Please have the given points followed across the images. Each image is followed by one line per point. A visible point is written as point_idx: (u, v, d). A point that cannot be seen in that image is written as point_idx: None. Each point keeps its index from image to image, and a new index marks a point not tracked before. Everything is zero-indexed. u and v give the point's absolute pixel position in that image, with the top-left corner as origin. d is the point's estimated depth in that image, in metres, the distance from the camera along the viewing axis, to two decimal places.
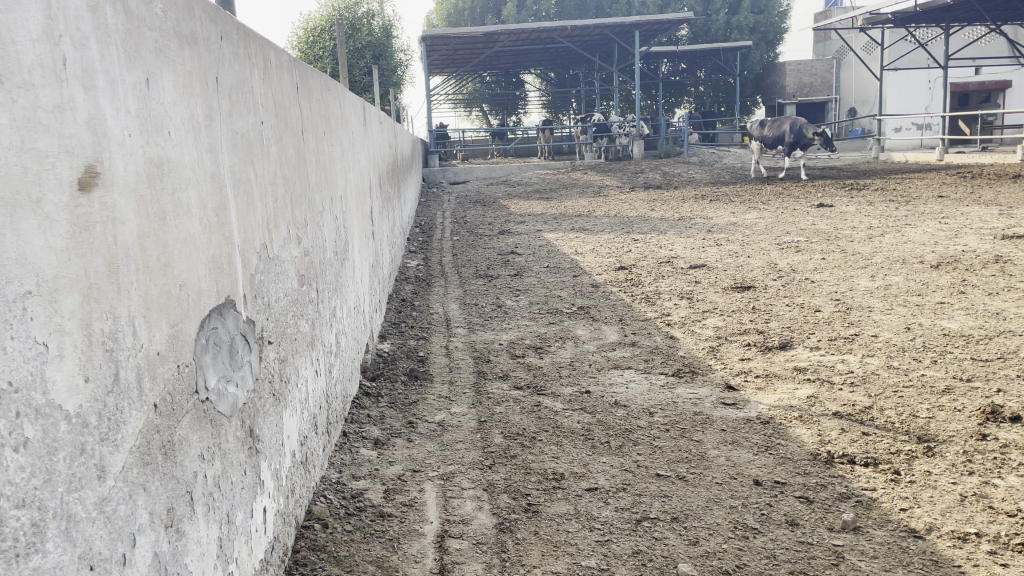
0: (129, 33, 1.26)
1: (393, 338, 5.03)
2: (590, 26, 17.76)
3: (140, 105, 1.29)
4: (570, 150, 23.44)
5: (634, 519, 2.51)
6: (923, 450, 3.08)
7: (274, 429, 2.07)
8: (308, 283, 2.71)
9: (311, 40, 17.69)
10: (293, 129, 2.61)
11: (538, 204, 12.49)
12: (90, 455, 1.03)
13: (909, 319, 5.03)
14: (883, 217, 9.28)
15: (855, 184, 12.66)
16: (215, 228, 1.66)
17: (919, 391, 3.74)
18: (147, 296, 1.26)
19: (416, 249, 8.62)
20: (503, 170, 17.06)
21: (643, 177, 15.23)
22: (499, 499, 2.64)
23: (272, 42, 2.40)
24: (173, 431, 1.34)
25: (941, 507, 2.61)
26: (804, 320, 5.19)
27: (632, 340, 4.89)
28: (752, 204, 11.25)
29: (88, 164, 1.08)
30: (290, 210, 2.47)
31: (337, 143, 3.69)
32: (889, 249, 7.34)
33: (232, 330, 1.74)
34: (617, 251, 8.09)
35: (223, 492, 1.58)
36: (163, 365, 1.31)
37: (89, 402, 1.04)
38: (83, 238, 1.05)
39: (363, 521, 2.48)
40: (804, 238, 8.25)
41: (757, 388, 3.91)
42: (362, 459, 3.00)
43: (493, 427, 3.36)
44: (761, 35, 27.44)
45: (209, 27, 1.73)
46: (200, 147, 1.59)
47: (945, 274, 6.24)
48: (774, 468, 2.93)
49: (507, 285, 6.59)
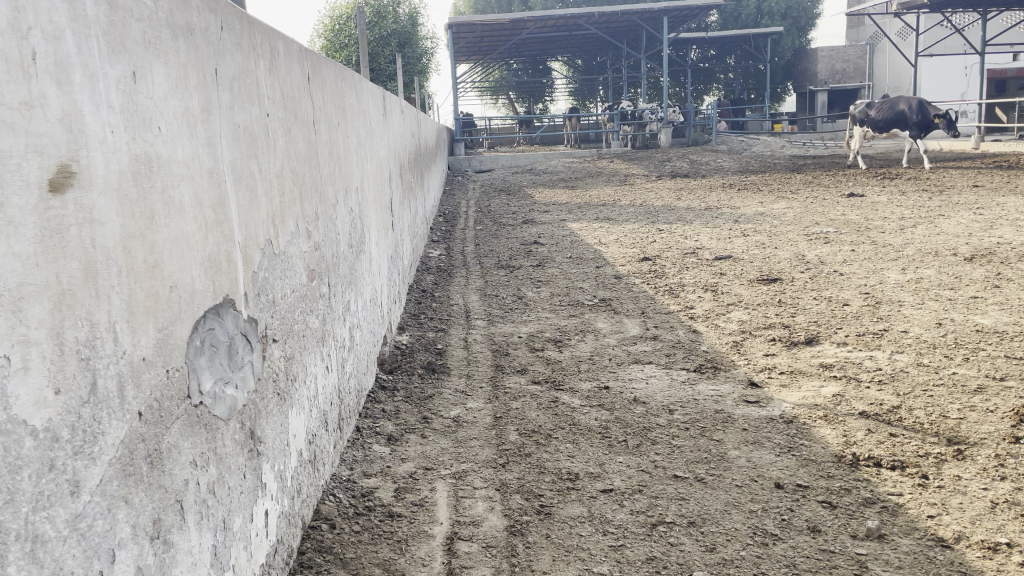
0: (112, 25, 1.20)
1: (412, 330, 4.98)
2: (619, 13, 17.51)
3: (125, 100, 1.23)
4: (597, 138, 23.27)
5: (650, 523, 2.44)
6: (953, 453, 2.97)
7: (279, 430, 2.03)
8: (319, 277, 2.66)
9: (337, 28, 17.68)
10: (302, 120, 2.54)
11: (562, 193, 12.39)
12: (62, 470, 0.99)
13: (942, 315, 4.88)
14: (915, 208, 9.06)
15: (887, 173, 12.39)
16: (212, 226, 1.61)
17: (949, 390, 3.62)
18: (131, 298, 1.21)
19: (439, 239, 8.57)
20: (529, 159, 16.94)
21: (670, 166, 15.05)
22: (512, 500, 2.58)
23: (280, 31, 2.34)
24: (161, 439, 1.29)
25: (970, 514, 2.51)
26: (832, 314, 5.06)
27: (654, 334, 4.80)
28: (781, 194, 11.05)
29: (61, 163, 1.03)
30: (299, 203, 2.42)
31: (353, 133, 3.62)
32: (921, 241, 7.15)
33: (231, 331, 1.70)
34: (641, 242, 7.98)
35: (218, 499, 1.54)
36: (150, 372, 1.26)
37: (60, 415, 0.99)
38: (55, 241, 1.01)
39: (371, 521, 2.44)
40: (834, 228, 8.08)
41: (781, 386, 3.80)
42: (375, 456, 2.96)
43: (508, 424, 3.30)
44: (793, 21, 27.04)
45: (208, 17, 1.67)
46: (195, 142, 1.54)
47: (979, 267, 6.06)
48: (797, 470, 2.84)
49: (529, 276, 6.51)
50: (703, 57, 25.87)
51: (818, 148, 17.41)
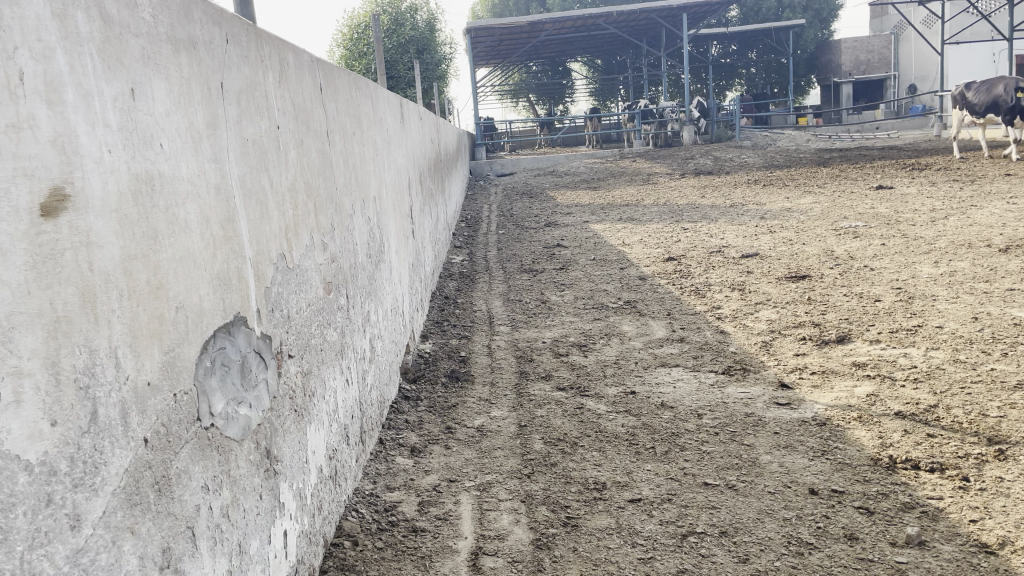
0: (107, 41, 1.17)
1: (435, 338, 4.94)
2: (637, 11, 17.38)
3: (122, 117, 1.19)
4: (619, 137, 23.14)
5: (680, 534, 2.37)
6: (994, 453, 2.86)
7: (297, 447, 2.00)
8: (337, 289, 2.63)
9: (356, 37, 17.78)
10: (316, 131, 2.52)
11: (586, 194, 12.33)
12: (60, 504, 0.96)
13: (977, 309, 4.75)
14: (946, 199, 8.88)
15: (917, 164, 12.17)
16: (221, 243, 1.57)
17: (988, 387, 3.51)
18: (134, 322, 1.17)
19: (462, 245, 8.54)
20: (552, 160, 16.85)
21: (693, 163, 14.91)
22: (538, 512, 2.53)
23: (289, 42, 2.31)
24: (169, 465, 1.25)
25: (1015, 518, 2.40)
26: (864, 310, 4.95)
27: (681, 336, 4.71)
28: (807, 188, 10.90)
29: (54, 186, 1.00)
30: (314, 215, 2.39)
31: (370, 141, 3.59)
32: (954, 234, 6.98)
33: (243, 348, 1.66)
34: (666, 242, 7.87)
35: (233, 522, 1.50)
36: (155, 397, 1.22)
37: (58, 447, 0.96)
38: (48, 267, 0.98)
39: (394, 537, 2.40)
40: (863, 222, 7.92)
41: (813, 387, 3.71)
42: (398, 468, 2.92)
43: (534, 432, 3.24)
44: (815, 13, 26.78)
45: (212, 30, 1.64)
46: (201, 159, 1.50)
47: (1014, 258, 5.90)
48: (831, 475, 2.75)
49: (553, 280, 6.45)
50: (723, 52, 25.65)
51: (844, 142, 17.17)
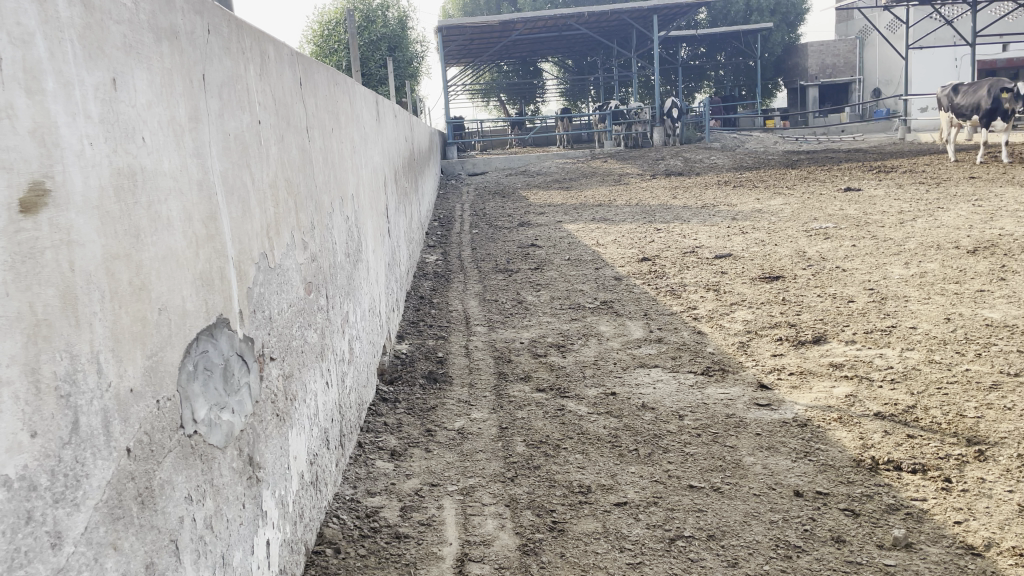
0: (88, 27, 1.10)
1: (411, 338, 4.88)
2: (608, 12, 17.42)
3: (105, 108, 1.13)
4: (590, 138, 23.18)
5: (667, 538, 2.35)
6: (974, 454, 2.88)
7: (279, 452, 1.93)
8: (317, 290, 2.56)
9: (326, 34, 17.58)
10: (296, 127, 2.45)
11: (558, 194, 12.33)
12: (41, 522, 0.90)
13: (949, 310, 4.80)
14: (913, 201, 9.00)
15: (883, 167, 12.34)
16: (203, 242, 1.50)
17: (964, 388, 3.54)
18: (116, 325, 1.10)
19: (434, 244, 8.47)
20: (522, 160, 16.82)
21: (664, 164, 14.98)
22: (523, 517, 2.48)
23: (270, 35, 2.24)
24: (152, 475, 1.19)
25: (998, 519, 2.41)
26: (838, 311, 4.98)
27: (658, 336, 4.70)
28: (776, 189, 10.99)
29: (34, 179, 0.94)
30: (294, 213, 2.32)
31: (348, 139, 3.52)
32: (921, 235, 7.07)
33: (226, 351, 1.59)
34: (640, 242, 7.88)
35: (216, 534, 1.43)
36: (138, 403, 1.16)
37: (39, 460, 0.90)
38: (28, 267, 0.92)
39: (377, 544, 2.34)
40: (833, 224, 7.99)
41: (792, 387, 3.72)
42: (379, 472, 2.86)
43: (515, 435, 3.20)
44: (783, 17, 27.11)
45: (193, 19, 1.58)
46: (184, 154, 1.44)
47: (982, 260, 5.99)
48: (816, 476, 2.75)
49: (528, 280, 6.42)
50: (693, 54, 25.84)
51: (811, 144, 17.37)
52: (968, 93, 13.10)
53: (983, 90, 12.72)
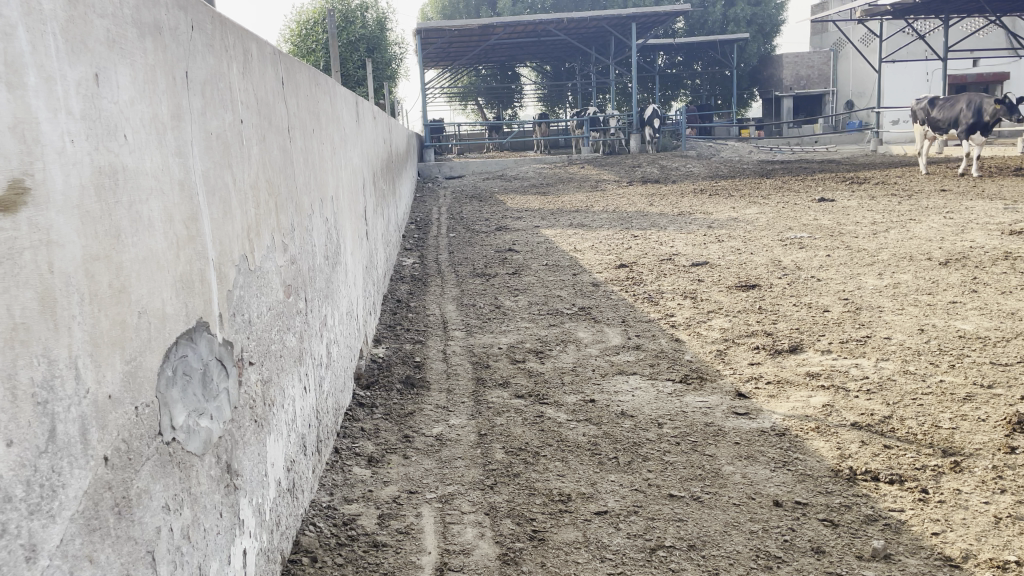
0: (71, 18, 1.06)
1: (388, 342, 4.83)
2: (587, 18, 17.47)
3: (87, 105, 1.09)
4: (567, 143, 23.23)
5: (648, 548, 2.33)
6: (950, 465, 2.90)
7: (256, 459, 1.89)
8: (295, 293, 2.52)
9: (304, 33, 17.44)
10: (277, 127, 2.41)
11: (535, 199, 12.31)
12: (15, 534, 0.86)
13: (922, 320, 4.85)
14: (886, 212, 9.11)
15: (856, 178, 12.49)
16: (184, 243, 1.46)
17: (939, 399, 3.57)
18: (95, 329, 1.07)
19: (411, 247, 8.41)
20: (500, 164, 16.81)
21: (640, 171, 15.03)
22: (502, 525, 2.46)
23: (252, 33, 2.20)
24: (130, 484, 1.15)
25: (975, 530, 2.43)
26: (814, 320, 5.01)
27: (637, 344, 4.70)
28: (752, 198, 11.06)
29: (13, 177, 0.90)
30: (274, 214, 2.28)
31: (327, 139, 3.48)
32: (895, 246, 7.15)
33: (205, 356, 1.55)
34: (617, 249, 7.89)
35: (193, 544, 1.39)
36: (116, 411, 1.12)
37: (15, 471, 0.86)
38: (5, 268, 0.88)
39: (355, 552, 2.30)
40: (808, 234, 8.05)
41: (769, 397, 3.73)
42: (356, 479, 2.82)
43: (494, 441, 3.18)
44: (759, 27, 27.41)
45: (177, 14, 1.54)
46: (165, 152, 1.40)
47: (954, 271, 6.07)
48: (794, 486, 2.75)
49: (506, 285, 6.39)
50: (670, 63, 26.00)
51: (785, 154, 17.54)
52: (945, 106, 13.22)
53: (961, 103, 12.90)
